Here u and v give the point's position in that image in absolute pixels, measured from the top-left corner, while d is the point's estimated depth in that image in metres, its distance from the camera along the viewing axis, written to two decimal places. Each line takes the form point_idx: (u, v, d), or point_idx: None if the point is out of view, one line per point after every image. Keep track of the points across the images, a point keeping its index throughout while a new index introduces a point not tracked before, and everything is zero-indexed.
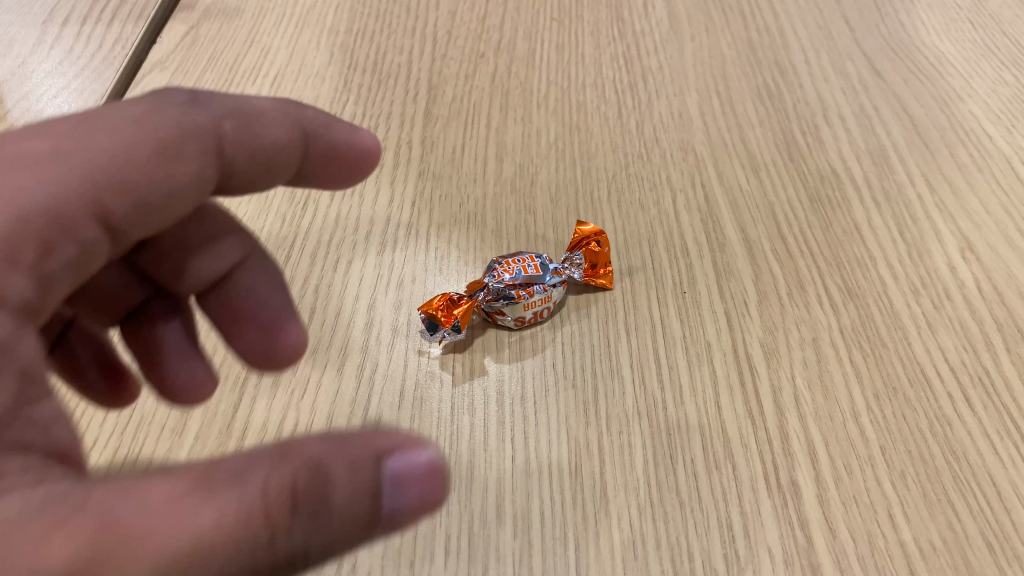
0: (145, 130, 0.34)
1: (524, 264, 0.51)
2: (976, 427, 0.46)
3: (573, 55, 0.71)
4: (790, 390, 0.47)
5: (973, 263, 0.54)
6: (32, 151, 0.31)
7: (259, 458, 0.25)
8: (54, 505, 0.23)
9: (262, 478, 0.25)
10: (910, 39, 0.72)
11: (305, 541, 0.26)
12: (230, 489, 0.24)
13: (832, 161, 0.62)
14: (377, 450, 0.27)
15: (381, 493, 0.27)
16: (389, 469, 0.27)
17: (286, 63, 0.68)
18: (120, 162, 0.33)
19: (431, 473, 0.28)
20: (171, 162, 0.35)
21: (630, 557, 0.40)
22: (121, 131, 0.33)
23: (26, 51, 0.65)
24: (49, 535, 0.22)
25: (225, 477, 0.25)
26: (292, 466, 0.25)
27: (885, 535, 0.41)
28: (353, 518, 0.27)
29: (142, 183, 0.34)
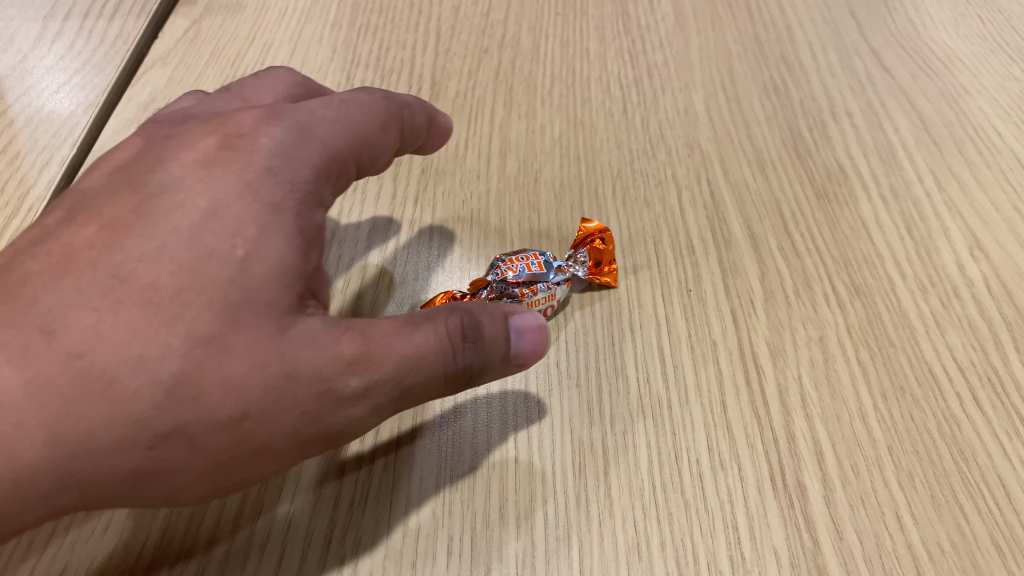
0: (382, 115, 0.42)
1: (528, 261, 0.50)
2: (985, 428, 0.45)
3: (577, 51, 0.70)
4: (796, 389, 0.47)
5: (982, 261, 0.54)
6: (326, 117, 0.39)
7: (440, 311, 0.36)
8: (339, 325, 0.34)
9: (447, 320, 0.35)
10: (917, 34, 0.71)
11: (485, 361, 0.36)
12: (432, 322, 0.35)
13: (839, 158, 0.61)
14: (510, 310, 0.39)
15: (511, 337, 0.38)
16: (513, 322, 0.38)
17: (288, 58, 0.68)
18: (367, 122, 0.41)
19: (541, 327, 0.39)
20: (384, 130, 0.42)
21: (634, 558, 0.39)
22: (370, 111, 0.42)
23: (27, 46, 0.65)
24: (338, 337, 0.33)
25: (426, 319, 0.35)
26: (461, 315, 0.36)
27: (893, 537, 0.41)
28: (500, 346, 0.37)
29: (372, 142, 0.41)
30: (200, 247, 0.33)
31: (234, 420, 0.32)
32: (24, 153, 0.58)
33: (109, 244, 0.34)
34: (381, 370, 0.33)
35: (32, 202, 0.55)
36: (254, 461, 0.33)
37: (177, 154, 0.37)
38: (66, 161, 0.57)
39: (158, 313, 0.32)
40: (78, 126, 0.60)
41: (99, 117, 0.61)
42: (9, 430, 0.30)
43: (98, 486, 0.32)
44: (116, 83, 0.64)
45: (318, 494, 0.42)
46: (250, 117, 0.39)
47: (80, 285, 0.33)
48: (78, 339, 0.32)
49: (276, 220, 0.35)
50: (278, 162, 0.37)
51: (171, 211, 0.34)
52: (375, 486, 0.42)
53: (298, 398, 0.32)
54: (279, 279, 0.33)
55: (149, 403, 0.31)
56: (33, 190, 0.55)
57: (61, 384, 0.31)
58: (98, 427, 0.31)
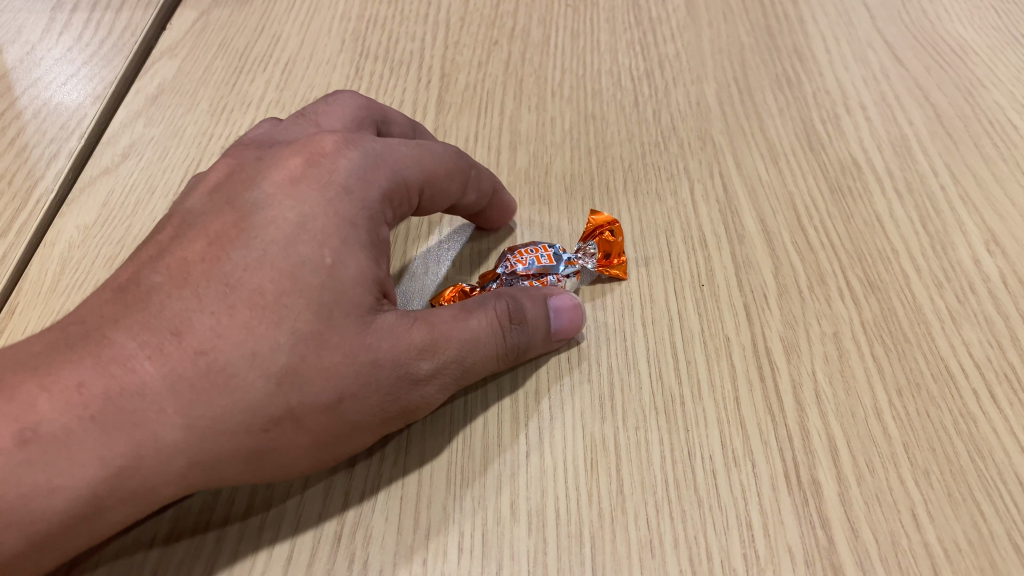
0: (449, 160, 0.47)
1: (538, 253, 0.50)
2: (1002, 426, 0.44)
3: (587, 43, 0.69)
4: (810, 385, 0.46)
5: (998, 255, 0.53)
6: (400, 151, 0.45)
7: (489, 296, 0.43)
8: (411, 315, 0.40)
9: (496, 306, 0.42)
10: (932, 26, 0.70)
11: (527, 340, 0.43)
12: (484, 308, 0.42)
13: (852, 151, 0.60)
14: (547, 294, 0.45)
15: (550, 317, 0.45)
16: (551, 302, 0.45)
17: (297, 50, 0.67)
18: (436, 165, 0.46)
19: (575, 305, 0.45)
20: (451, 179, 0.47)
21: (647, 556, 0.39)
22: (440, 155, 0.47)
23: (34, 38, 0.64)
24: (410, 329, 0.39)
25: (478, 305, 0.42)
26: (506, 300, 0.43)
27: (909, 535, 0.40)
28: (542, 329, 0.44)
29: (439, 184, 0.47)
30: (296, 257, 0.38)
31: (331, 403, 0.37)
32: (32, 146, 0.57)
33: (220, 255, 0.39)
34: (446, 351, 0.40)
35: (40, 195, 0.54)
36: (346, 435, 0.38)
37: (271, 174, 0.42)
38: (73, 154, 0.57)
39: (264, 313, 0.37)
40: (86, 118, 0.59)
41: (106, 109, 0.61)
42: (153, 415, 0.36)
43: (216, 462, 0.36)
44: (124, 75, 0.63)
45: (328, 490, 0.41)
46: (332, 144, 0.43)
47: (199, 293, 0.38)
48: (202, 338, 0.37)
49: (356, 233, 0.40)
50: (353, 183, 0.42)
51: (268, 225, 0.40)
52: (385, 482, 0.42)
53: (383, 380, 0.38)
54: (360, 283, 0.39)
55: (261, 390, 0.36)
56: (41, 182, 0.55)
57: (191, 377, 0.36)
58: (222, 412, 0.36)
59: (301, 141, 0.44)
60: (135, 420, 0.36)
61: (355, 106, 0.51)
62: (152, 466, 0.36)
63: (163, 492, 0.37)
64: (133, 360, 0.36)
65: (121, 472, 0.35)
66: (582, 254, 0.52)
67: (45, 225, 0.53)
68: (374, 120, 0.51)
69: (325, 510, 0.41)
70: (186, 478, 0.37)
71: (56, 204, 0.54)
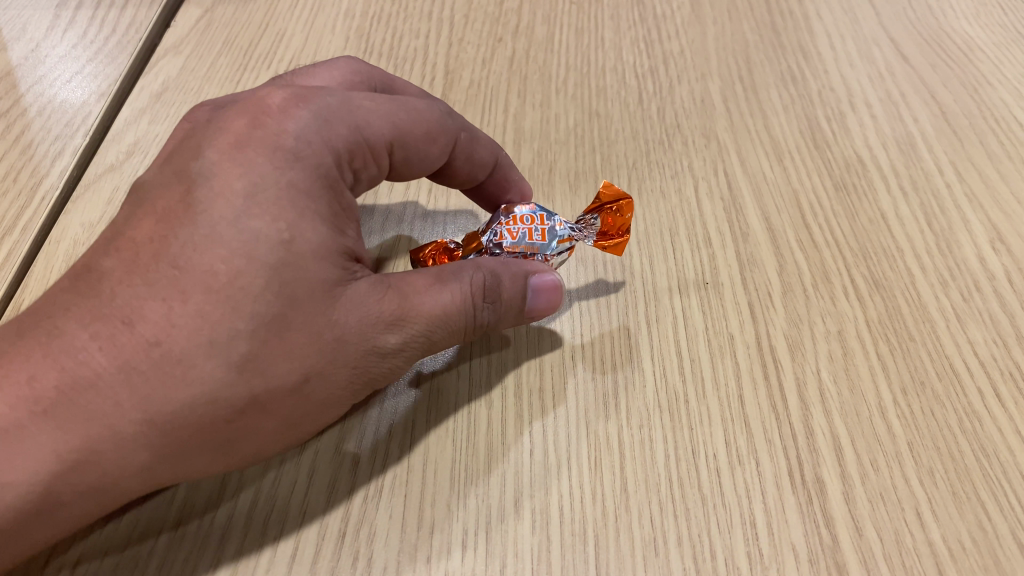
0: (424, 118, 0.45)
1: (531, 228, 0.46)
2: (1007, 424, 0.44)
3: (591, 40, 0.69)
4: (814, 383, 0.46)
5: (1004, 254, 0.53)
6: (364, 109, 0.42)
7: (467, 266, 0.41)
8: (382, 287, 0.39)
9: (473, 279, 0.41)
10: (937, 23, 0.70)
11: (497, 315, 0.42)
12: (459, 280, 0.40)
13: (857, 149, 0.60)
14: (531, 269, 0.43)
15: (526, 296, 0.43)
16: (532, 282, 0.43)
17: (301, 47, 0.67)
18: (409, 123, 0.44)
19: (555, 288, 0.43)
20: (429, 140, 0.45)
21: (651, 554, 0.39)
22: (414, 114, 0.44)
23: (39, 35, 0.64)
24: (377, 303, 0.38)
25: (455, 277, 0.41)
26: (485, 273, 0.41)
27: (914, 534, 0.40)
28: (515, 306, 0.42)
29: (413, 146, 0.44)
30: (248, 234, 0.36)
31: (296, 383, 0.36)
32: (37, 143, 0.57)
33: (169, 237, 0.37)
34: (414, 325, 0.39)
35: (45, 193, 0.55)
36: (313, 410, 0.38)
37: (218, 140, 0.39)
38: (78, 152, 0.57)
39: (219, 299, 0.35)
40: (91, 116, 0.60)
41: (111, 106, 0.61)
42: (110, 409, 0.35)
43: (181, 454, 0.36)
44: (128, 72, 0.63)
45: (332, 487, 0.41)
46: (281, 101, 0.40)
47: (148, 280, 0.36)
48: (153, 327, 0.35)
49: (312, 202, 0.38)
50: (305, 147, 0.38)
51: (214, 200, 0.37)
52: (389, 479, 0.42)
53: (348, 356, 0.37)
54: (322, 257, 0.37)
55: (221, 380, 0.35)
56: (46, 180, 0.55)
57: (144, 368, 0.35)
58: (180, 406, 0.35)
59: (250, 100, 0.41)
60: (90, 414, 0.35)
61: (346, 68, 0.48)
62: (111, 460, 0.35)
63: (130, 486, 0.36)
64: (85, 352, 0.35)
65: (77, 464, 0.35)
66: (580, 228, 0.48)
67: (51, 222, 0.54)
68: (367, 83, 0.48)
69: (331, 497, 0.41)
70: (149, 471, 0.36)
71: (61, 202, 0.55)
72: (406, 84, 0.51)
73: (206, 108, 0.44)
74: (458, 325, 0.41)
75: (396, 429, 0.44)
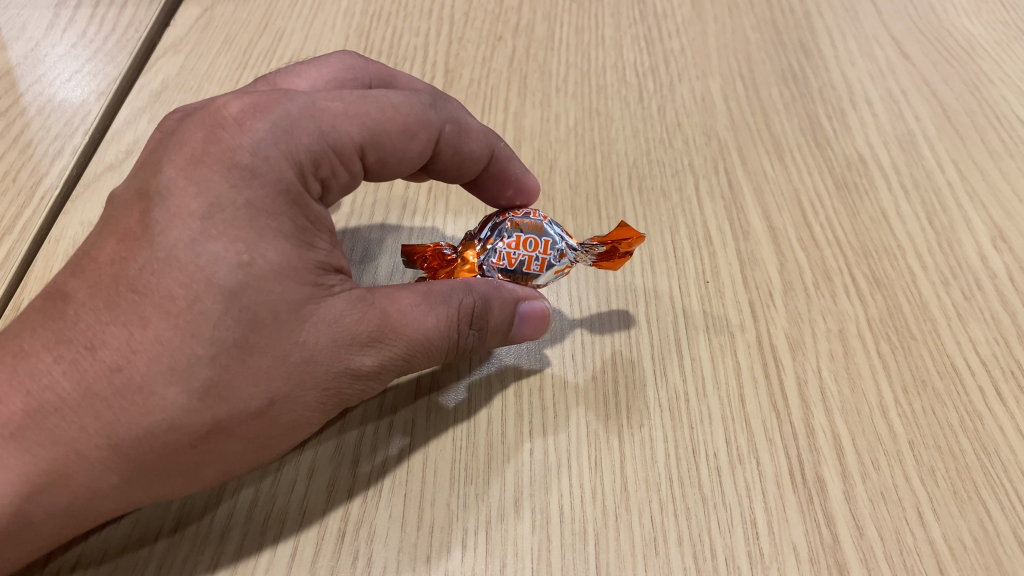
0: (400, 114, 0.40)
1: (530, 256, 0.41)
2: (1008, 423, 0.44)
3: (592, 38, 0.69)
4: (815, 382, 0.46)
5: (1005, 252, 0.53)
6: (329, 111, 0.37)
7: (455, 285, 0.39)
8: (358, 305, 0.36)
9: (460, 301, 0.38)
10: (939, 20, 0.70)
11: (482, 341, 0.40)
12: (443, 300, 0.38)
13: (859, 147, 0.60)
14: (521, 294, 0.41)
15: (514, 323, 0.41)
16: (521, 308, 0.41)
17: (301, 46, 0.67)
18: (381, 121, 0.39)
19: (544, 315, 0.41)
20: (407, 138, 0.40)
21: (651, 554, 0.39)
22: (388, 111, 0.39)
23: (38, 34, 0.64)
24: (353, 322, 0.36)
25: (439, 297, 0.38)
26: (474, 295, 0.39)
27: (914, 533, 0.40)
28: (503, 331, 0.40)
29: (390, 146, 0.40)
30: (205, 257, 0.33)
31: (262, 408, 0.34)
32: (37, 142, 0.57)
33: (127, 259, 0.34)
34: (391, 347, 0.37)
35: (45, 192, 0.54)
36: (283, 432, 0.36)
37: (174, 153, 0.35)
38: (78, 150, 0.57)
39: (178, 324, 0.33)
40: (90, 115, 0.59)
41: (110, 105, 0.61)
42: (75, 434, 0.33)
43: (150, 476, 0.34)
44: (127, 71, 0.63)
45: (332, 486, 0.41)
46: (237, 107, 0.35)
47: (110, 304, 0.34)
48: (115, 353, 0.33)
49: (274, 219, 0.34)
50: (262, 162, 0.34)
51: (171, 220, 0.34)
52: (389, 478, 0.42)
53: (318, 380, 0.35)
54: (288, 276, 0.34)
55: (182, 406, 0.33)
56: (46, 179, 0.55)
57: (107, 395, 0.33)
58: (144, 433, 0.33)
59: (208, 105, 0.37)
60: (56, 438, 0.33)
61: (337, 66, 0.47)
62: (79, 484, 0.34)
63: (99, 507, 0.35)
64: (48, 375, 0.34)
65: (45, 487, 0.33)
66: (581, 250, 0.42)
67: (49, 222, 0.53)
68: (361, 82, 0.48)
69: (330, 503, 0.41)
70: (120, 493, 0.34)
71: (60, 201, 0.55)
72: (409, 78, 0.50)
73: (177, 114, 0.41)
74: (440, 347, 0.38)
75: (396, 434, 0.44)
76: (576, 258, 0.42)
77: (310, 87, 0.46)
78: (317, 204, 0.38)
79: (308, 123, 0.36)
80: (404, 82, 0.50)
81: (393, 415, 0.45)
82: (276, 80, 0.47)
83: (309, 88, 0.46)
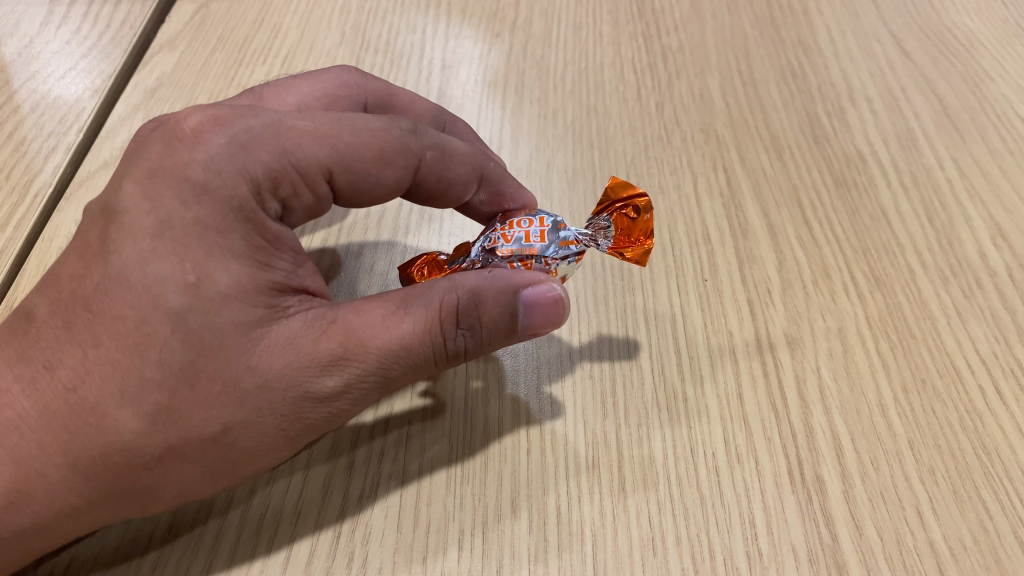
0: (377, 139, 0.38)
1: (527, 229, 0.39)
2: (1009, 422, 0.44)
3: (590, 35, 0.69)
4: (814, 381, 0.46)
5: (1005, 250, 0.53)
6: (296, 130, 0.36)
7: (436, 287, 0.36)
8: (317, 325, 0.35)
9: (440, 303, 0.35)
10: (937, 16, 0.70)
11: (478, 341, 0.36)
12: (420, 307, 0.35)
13: (857, 145, 0.60)
14: (525, 279, 0.36)
15: (519, 313, 0.36)
16: (526, 294, 0.35)
17: (297, 43, 0.66)
18: (354, 145, 0.37)
19: (558, 300, 0.35)
20: (383, 163, 0.39)
21: (649, 554, 0.38)
22: (363, 134, 0.38)
23: (33, 30, 0.64)
24: (312, 343, 0.34)
25: (416, 305, 0.35)
26: (458, 293, 0.35)
27: (915, 533, 0.40)
28: (503, 325, 0.36)
29: (363, 170, 0.38)
30: (152, 277, 0.33)
31: (216, 435, 0.33)
32: (30, 139, 0.57)
33: (84, 276, 0.34)
34: (358, 364, 0.34)
35: (38, 189, 0.54)
36: (245, 460, 0.35)
37: (133, 168, 0.35)
38: (72, 148, 0.57)
39: (128, 346, 0.32)
40: (84, 112, 0.59)
41: (105, 102, 0.60)
42: (34, 452, 0.33)
43: (111, 498, 0.34)
44: (122, 67, 0.63)
45: (327, 487, 0.41)
46: (197, 120, 0.35)
47: (68, 323, 0.34)
48: (71, 372, 0.33)
49: (223, 237, 0.33)
50: (215, 177, 0.33)
51: (124, 237, 0.33)
52: (385, 478, 0.41)
53: (275, 404, 0.33)
54: (236, 299, 0.33)
55: (133, 430, 0.32)
56: (39, 176, 0.55)
57: (62, 414, 0.33)
58: (99, 453, 0.32)
59: (173, 117, 0.36)
60: (15, 457, 0.33)
61: (332, 82, 0.47)
62: (40, 505, 0.33)
63: (62, 528, 0.34)
64: (8, 394, 0.33)
65: (8, 506, 0.33)
66: (592, 234, 0.41)
67: (43, 220, 0.53)
68: (354, 101, 0.47)
69: (321, 520, 0.40)
70: (84, 514, 0.34)
71: (53, 200, 0.54)
72: (411, 97, 0.50)
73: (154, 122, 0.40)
74: (418, 358, 0.35)
75: (389, 451, 0.42)
76: (585, 239, 0.40)
77: (301, 102, 0.46)
78: (277, 223, 0.36)
79: (276, 141, 0.35)
80: (398, 96, 0.49)
81: (384, 440, 0.43)
82: (266, 92, 0.46)
83: (298, 104, 0.45)
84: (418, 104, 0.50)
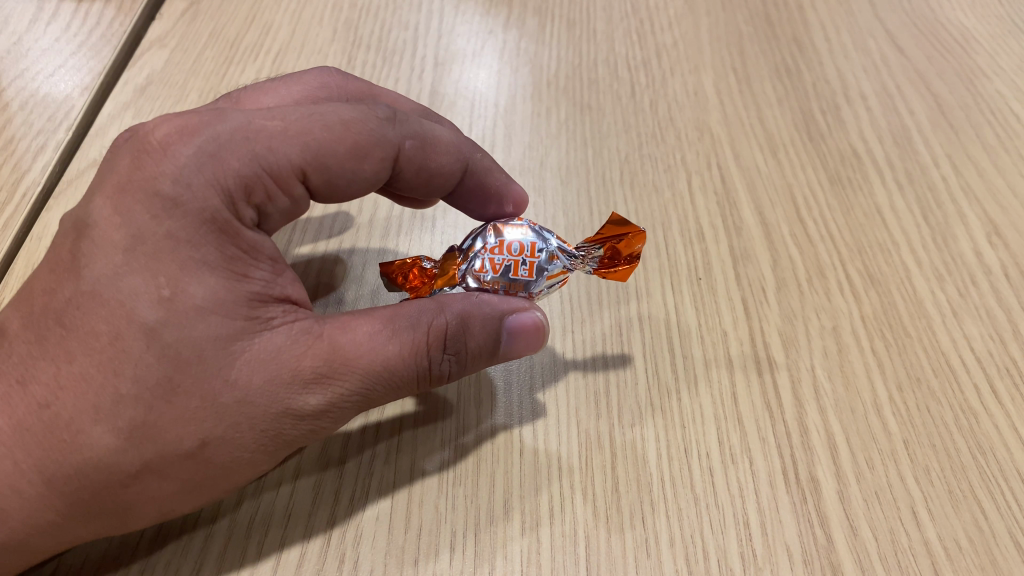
0: (351, 132, 0.38)
1: (516, 259, 0.38)
2: (1005, 422, 0.44)
3: (584, 32, 0.68)
4: (809, 380, 0.45)
5: (1000, 247, 0.52)
6: (264, 132, 0.35)
7: (425, 308, 0.36)
8: (300, 338, 0.34)
9: (428, 322, 0.35)
10: (933, 14, 0.69)
11: (466, 363, 0.36)
12: (407, 326, 0.35)
13: (852, 142, 0.59)
14: (510, 308, 0.37)
15: (503, 339, 0.37)
16: (509, 322, 0.36)
17: (288, 41, 0.66)
18: (328, 142, 0.37)
19: (537, 327, 0.37)
20: (359, 157, 0.38)
21: (642, 556, 0.38)
22: (335, 128, 0.37)
23: (21, 28, 0.63)
24: (296, 358, 0.33)
25: (403, 323, 0.35)
26: (446, 315, 0.35)
27: (909, 533, 0.39)
28: (486, 350, 0.36)
29: (338, 168, 0.37)
30: (125, 291, 0.32)
31: (193, 450, 0.32)
32: (18, 137, 0.56)
33: (58, 290, 0.34)
34: (342, 381, 0.34)
35: (27, 188, 0.53)
36: (224, 475, 0.34)
37: (104, 183, 0.34)
38: (61, 146, 0.56)
39: (102, 361, 0.32)
40: (74, 110, 0.58)
41: (95, 100, 0.60)
42: (8, 469, 0.32)
43: (89, 513, 0.33)
44: (111, 65, 0.62)
45: (318, 491, 0.40)
46: (164, 131, 0.34)
47: (41, 338, 0.33)
48: (45, 389, 0.33)
49: (197, 251, 0.33)
50: (184, 191, 0.33)
51: (98, 251, 0.33)
52: (376, 480, 0.41)
53: (255, 419, 0.33)
54: (213, 313, 0.33)
55: (108, 446, 0.32)
56: (28, 175, 0.54)
57: (36, 432, 0.32)
58: (72, 467, 0.32)
59: (141, 129, 0.36)
60: None
61: (311, 84, 0.46)
62: (17, 521, 0.32)
63: (41, 544, 0.34)
64: None
65: None
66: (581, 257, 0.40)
67: (31, 219, 0.52)
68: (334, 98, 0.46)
69: (310, 527, 0.39)
70: (62, 529, 0.33)
71: (42, 198, 0.54)
72: (394, 95, 0.49)
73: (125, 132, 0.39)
74: (403, 376, 0.35)
75: (380, 453, 0.42)
76: (571, 264, 0.40)
77: (277, 102, 0.45)
78: (253, 231, 0.35)
79: (246, 146, 0.34)
80: (382, 98, 0.49)
81: (376, 445, 0.42)
82: (243, 97, 0.45)
83: (276, 103, 0.45)
84: (402, 102, 0.49)
